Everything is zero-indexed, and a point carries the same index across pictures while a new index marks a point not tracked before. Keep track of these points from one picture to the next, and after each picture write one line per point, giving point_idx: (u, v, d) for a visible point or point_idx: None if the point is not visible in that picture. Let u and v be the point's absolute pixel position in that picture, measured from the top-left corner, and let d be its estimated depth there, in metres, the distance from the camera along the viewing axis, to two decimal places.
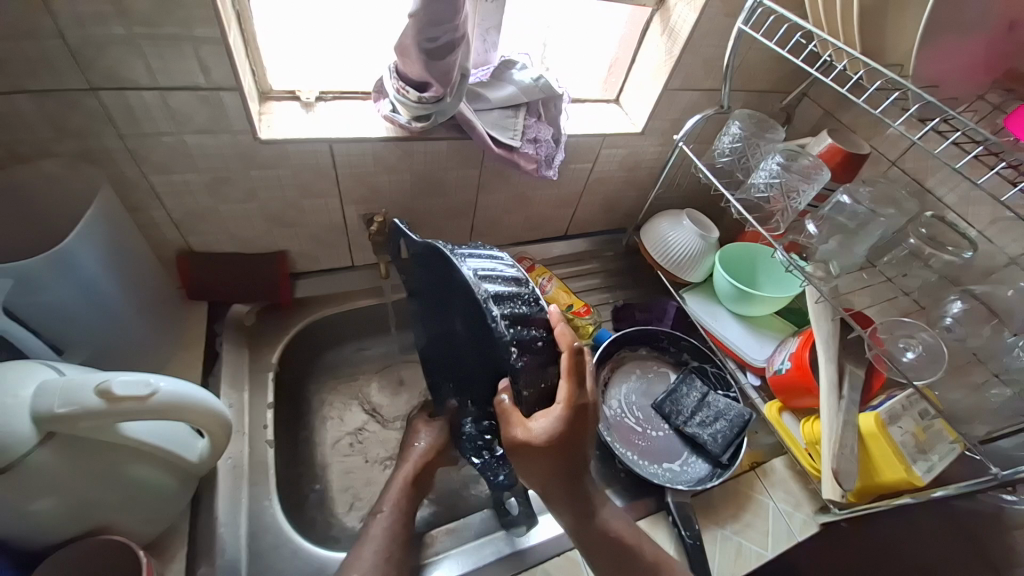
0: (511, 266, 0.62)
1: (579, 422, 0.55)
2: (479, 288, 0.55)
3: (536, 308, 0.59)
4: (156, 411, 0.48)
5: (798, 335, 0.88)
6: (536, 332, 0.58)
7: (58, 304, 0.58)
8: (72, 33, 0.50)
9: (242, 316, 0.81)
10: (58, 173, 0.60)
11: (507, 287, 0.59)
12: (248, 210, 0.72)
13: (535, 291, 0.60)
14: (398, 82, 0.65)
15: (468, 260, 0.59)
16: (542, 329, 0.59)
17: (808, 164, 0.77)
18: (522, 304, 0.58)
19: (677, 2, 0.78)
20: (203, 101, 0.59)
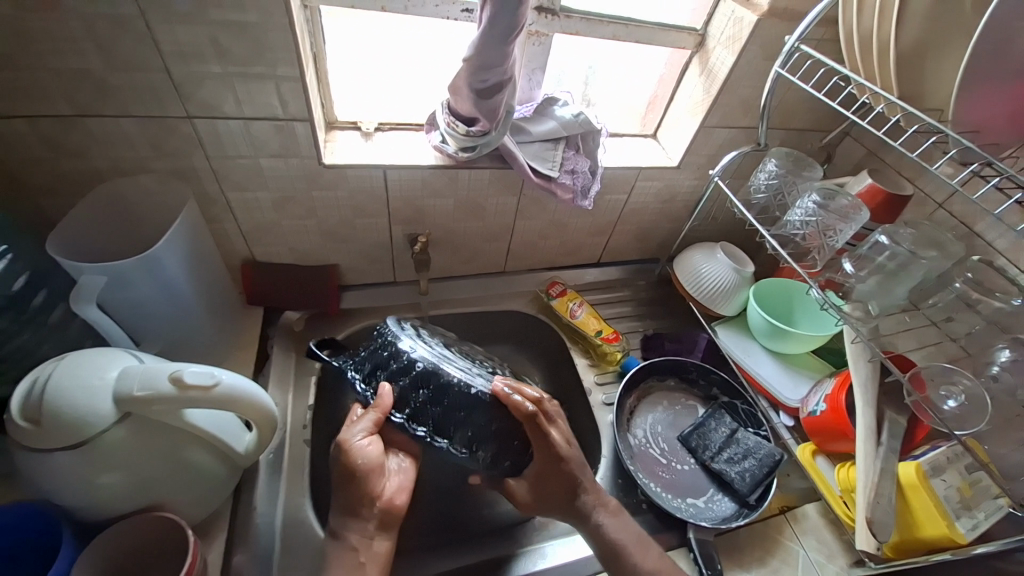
0: (434, 366, 0.65)
1: (551, 464, 0.65)
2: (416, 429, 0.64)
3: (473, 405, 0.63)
4: (215, 400, 0.53)
5: (834, 376, 0.86)
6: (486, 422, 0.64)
7: (140, 301, 0.66)
8: (177, 69, 0.58)
9: (292, 322, 0.87)
10: (151, 186, 0.69)
11: (437, 402, 0.64)
12: (307, 226, 0.80)
13: (461, 390, 0.64)
14: (449, 117, 0.71)
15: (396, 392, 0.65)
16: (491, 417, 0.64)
17: (847, 204, 0.77)
18: (459, 413, 0.64)
19: (716, 46, 0.81)
20: (279, 130, 0.66)
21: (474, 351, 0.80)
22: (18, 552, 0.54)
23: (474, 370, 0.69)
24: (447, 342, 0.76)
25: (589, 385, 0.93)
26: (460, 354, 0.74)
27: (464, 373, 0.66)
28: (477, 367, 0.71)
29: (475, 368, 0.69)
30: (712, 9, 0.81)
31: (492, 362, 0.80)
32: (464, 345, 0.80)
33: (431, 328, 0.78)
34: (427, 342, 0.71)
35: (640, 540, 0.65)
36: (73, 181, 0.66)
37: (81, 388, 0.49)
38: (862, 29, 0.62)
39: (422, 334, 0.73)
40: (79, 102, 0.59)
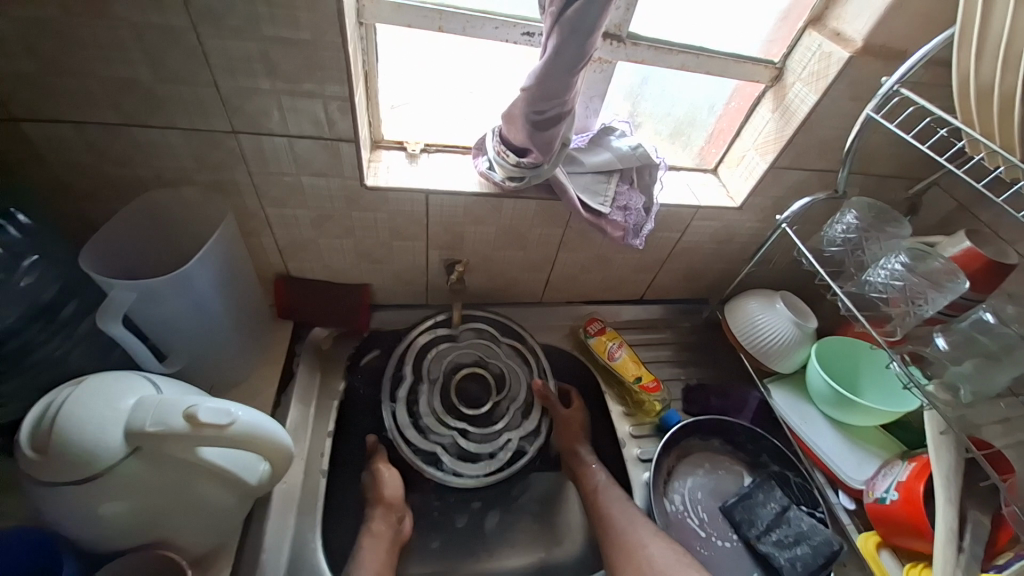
0: (407, 446, 0.78)
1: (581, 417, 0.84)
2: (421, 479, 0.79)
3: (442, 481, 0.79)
4: (229, 440, 0.50)
5: (909, 460, 0.76)
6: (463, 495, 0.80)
7: (170, 318, 0.64)
8: (226, 84, 0.57)
9: (320, 340, 0.84)
10: (192, 198, 0.68)
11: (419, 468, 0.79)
12: (343, 245, 0.77)
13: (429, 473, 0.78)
14: (500, 146, 0.67)
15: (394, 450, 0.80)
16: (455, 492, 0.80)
17: (939, 268, 0.69)
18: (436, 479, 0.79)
19: (795, 81, 0.74)
20: (324, 149, 0.64)
21: (486, 364, 0.87)
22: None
23: (445, 442, 0.80)
24: (443, 378, 0.84)
25: (624, 437, 0.86)
26: (451, 399, 0.83)
27: (429, 454, 0.79)
28: (453, 430, 0.81)
29: (447, 438, 0.80)
30: (795, 42, 0.73)
31: (507, 373, 0.87)
32: (485, 347, 0.89)
33: (442, 348, 0.87)
34: (409, 405, 0.81)
35: (615, 484, 0.77)
36: (117, 188, 0.66)
37: (95, 419, 0.47)
38: (978, 78, 0.55)
39: (414, 384, 0.83)
40: (127, 111, 0.58)
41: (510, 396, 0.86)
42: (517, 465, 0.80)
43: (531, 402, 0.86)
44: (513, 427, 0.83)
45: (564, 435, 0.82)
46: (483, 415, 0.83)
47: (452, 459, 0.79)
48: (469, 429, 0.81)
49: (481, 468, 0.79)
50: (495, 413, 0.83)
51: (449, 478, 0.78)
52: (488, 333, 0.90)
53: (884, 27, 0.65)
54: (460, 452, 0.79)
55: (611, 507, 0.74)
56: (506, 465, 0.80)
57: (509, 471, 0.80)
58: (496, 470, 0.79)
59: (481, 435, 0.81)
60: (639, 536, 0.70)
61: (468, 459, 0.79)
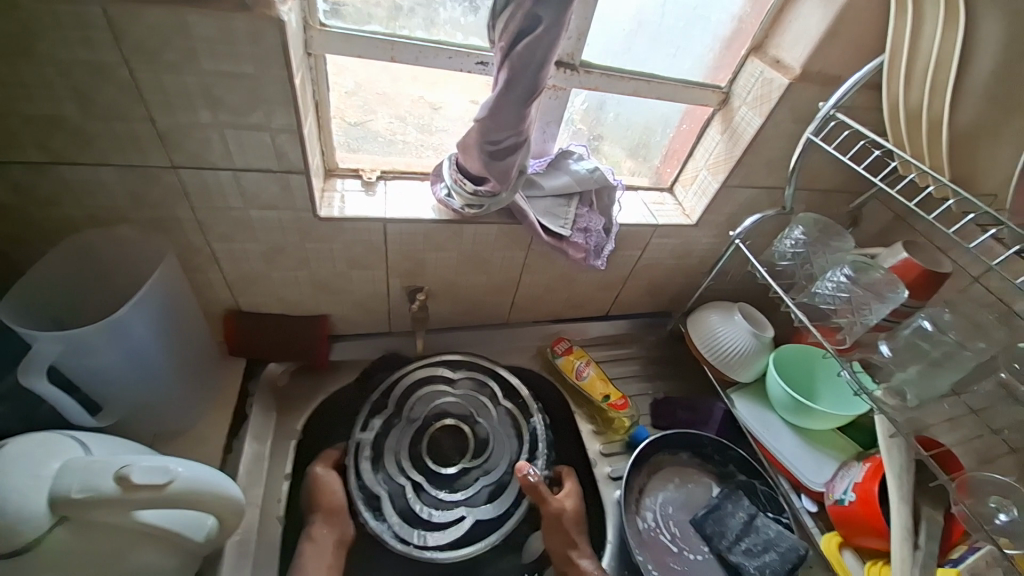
0: (356, 486, 0.72)
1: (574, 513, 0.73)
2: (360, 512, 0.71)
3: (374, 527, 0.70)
4: (168, 501, 0.47)
5: (863, 460, 0.80)
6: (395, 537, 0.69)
7: (105, 368, 0.60)
8: (164, 119, 0.54)
9: (276, 376, 0.81)
10: (130, 237, 0.63)
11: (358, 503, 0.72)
12: (298, 277, 0.74)
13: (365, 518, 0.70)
14: (456, 173, 0.66)
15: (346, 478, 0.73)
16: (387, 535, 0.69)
17: (880, 280, 0.73)
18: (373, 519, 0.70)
19: (741, 105, 0.78)
20: (273, 181, 0.61)
21: (473, 423, 0.81)
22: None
23: (395, 491, 0.73)
24: (421, 422, 0.79)
25: (595, 456, 0.86)
26: (420, 445, 0.77)
27: (372, 496, 0.72)
28: (408, 481, 0.74)
29: (399, 485, 0.73)
30: (739, 68, 0.77)
31: (490, 440, 0.79)
32: (478, 403, 0.82)
33: (433, 392, 0.82)
34: (378, 436, 0.77)
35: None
36: (44, 229, 0.61)
37: (13, 491, 0.43)
38: (908, 103, 0.59)
39: (386, 418, 0.79)
40: (55, 149, 0.54)
41: (485, 465, 0.77)
42: (456, 553, 0.69)
43: (510, 482, 0.76)
44: (472, 504, 0.74)
45: (554, 539, 0.71)
46: (450, 480, 0.75)
47: (394, 512, 0.71)
48: (424, 485, 0.74)
49: (415, 537, 0.70)
50: (463, 481, 0.75)
51: (380, 530, 0.70)
52: (487, 392, 0.84)
53: (818, 56, 0.69)
54: (403, 507, 0.72)
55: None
56: (446, 546, 0.70)
57: (443, 553, 0.69)
58: (427, 546, 0.69)
59: (434, 499, 0.73)
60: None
61: (408, 518, 0.71)
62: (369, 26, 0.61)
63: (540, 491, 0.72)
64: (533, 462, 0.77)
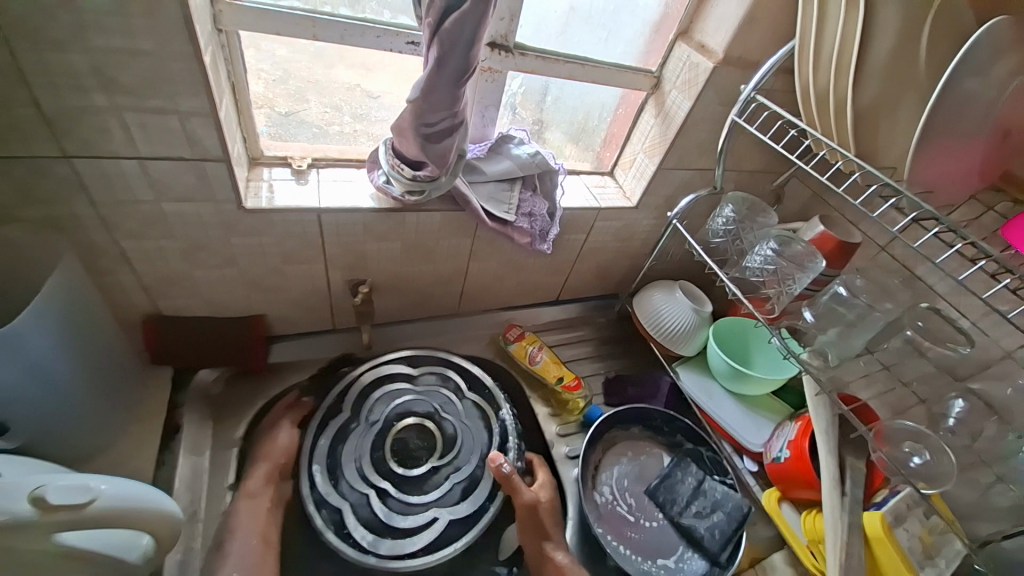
0: (311, 500, 0.68)
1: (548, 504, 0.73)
2: (312, 516, 0.67)
3: (336, 533, 0.66)
4: (90, 521, 0.44)
5: (795, 419, 0.87)
6: (354, 537, 0.66)
7: (6, 387, 0.53)
8: (49, 102, 0.48)
9: (208, 384, 0.75)
10: (20, 239, 0.56)
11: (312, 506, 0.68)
12: (226, 275, 0.69)
13: (323, 529, 0.66)
14: (393, 159, 0.64)
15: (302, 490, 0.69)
16: (347, 539, 0.66)
17: (801, 251, 0.79)
18: (332, 522, 0.67)
19: (672, 88, 0.81)
20: (188, 171, 0.56)
21: (439, 419, 0.78)
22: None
23: (357, 501, 0.68)
24: (382, 423, 0.76)
25: (551, 437, 0.87)
26: (383, 448, 0.73)
27: (332, 509, 0.68)
28: (371, 489, 0.70)
29: (362, 495, 0.69)
30: (667, 53, 0.80)
31: (459, 435, 0.77)
32: (443, 400, 0.80)
33: (394, 390, 0.79)
34: (335, 444, 0.73)
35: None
36: None
37: None
38: (816, 85, 0.64)
39: (342, 422, 0.75)
40: None
41: (456, 464, 0.74)
42: (434, 556, 0.67)
43: (483, 479, 0.73)
44: (445, 505, 0.70)
45: (530, 532, 0.70)
46: (418, 481, 0.71)
47: (359, 524, 0.67)
48: (391, 492, 0.70)
49: (387, 546, 0.66)
50: (432, 481, 0.72)
51: (345, 545, 0.65)
52: (449, 386, 0.82)
53: (738, 41, 0.73)
54: (367, 517, 0.68)
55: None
56: (420, 552, 0.66)
57: (417, 560, 0.66)
58: (399, 555, 0.66)
59: (402, 504, 0.69)
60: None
61: (377, 528, 0.67)
62: (286, 1, 0.57)
63: (514, 485, 0.71)
64: (504, 451, 0.76)
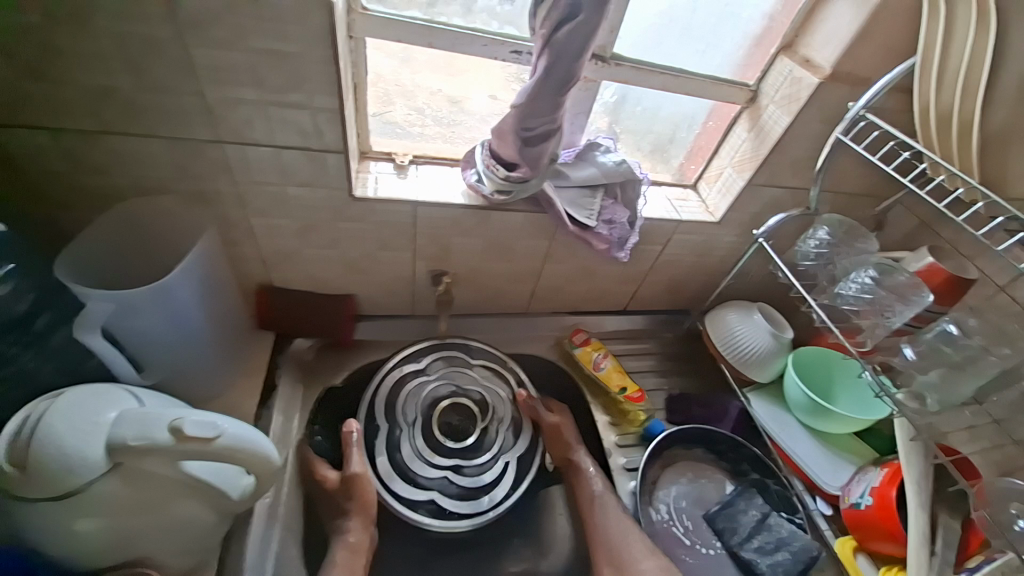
0: (400, 502, 0.76)
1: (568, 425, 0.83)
2: (409, 517, 0.75)
3: (444, 514, 0.77)
4: (213, 453, 0.51)
5: (881, 465, 0.80)
6: (460, 511, 0.77)
7: (152, 331, 0.63)
8: (213, 94, 0.56)
9: (302, 351, 0.84)
10: (173, 209, 0.66)
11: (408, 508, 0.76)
12: (328, 255, 0.76)
13: (427, 522, 0.76)
14: (489, 159, 0.68)
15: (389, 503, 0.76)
16: (457, 516, 0.77)
17: (905, 282, 0.74)
18: (432, 510, 0.77)
19: (769, 103, 0.78)
20: (310, 160, 0.64)
21: (465, 393, 0.87)
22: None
23: (442, 485, 0.78)
24: (420, 418, 0.83)
25: (610, 446, 0.87)
26: (434, 437, 0.82)
27: (426, 502, 0.77)
28: (446, 470, 0.79)
29: (441, 479, 0.79)
30: (768, 66, 0.77)
31: (488, 398, 0.87)
32: (460, 375, 0.88)
33: (411, 384, 0.85)
34: (392, 454, 0.79)
35: (612, 494, 0.78)
36: (92, 197, 0.64)
37: (73, 436, 0.48)
38: (939, 104, 0.64)
39: (389, 432, 0.81)
40: (109, 119, 0.57)
41: (496, 419, 0.86)
42: (523, 487, 0.81)
43: (520, 420, 0.86)
44: (506, 449, 0.84)
45: (556, 446, 0.82)
46: (476, 445, 0.83)
47: (454, 500, 0.78)
48: (462, 464, 0.80)
49: (487, 502, 0.79)
50: (487, 439, 0.84)
51: (458, 522, 0.77)
52: (457, 360, 0.90)
53: (849, 57, 0.69)
54: (457, 491, 0.78)
55: (603, 517, 0.76)
56: (509, 489, 0.80)
57: (512, 497, 0.80)
58: (497, 503, 0.79)
59: (477, 466, 0.81)
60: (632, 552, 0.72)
61: (470, 494, 0.79)
62: (408, 11, 0.63)
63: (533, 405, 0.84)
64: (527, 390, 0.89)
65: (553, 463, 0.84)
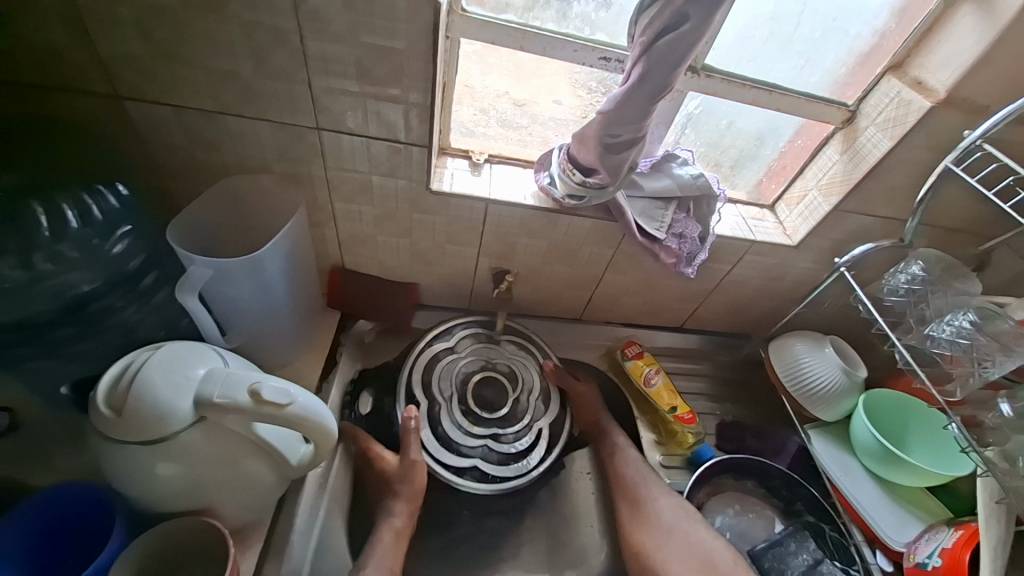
0: (447, 472, 0.78)
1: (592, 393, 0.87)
2: (455, 484, 0.78)
3: (486, 479, 0.79)
4: (285, 419, 0.54)
5: (956, 527, 0.73)
6: (501, 473, 0.80)
7: (239, 298, 0.68)
8: (319, 83, 0.60)
9: (363, 332, 0.87)
10: (269, 187, 0.71)
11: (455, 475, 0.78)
12: (399, 244, 0.80)
13: (473, 485, 0.78)
14: (566, 163, 0.68)
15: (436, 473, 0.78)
16: (499, 479, 0.80)
17: (1011, 331, 0.67)
18: (477, 475, 0.79)
19: (868, 125, 0.73)
20: (397, 152, 0.67)
21: (494, 366, 0.87)
22: (37, 558, 0.57)
23: (483, 453, 0.80)
24: (456, 393, 0.84)
25: (654, 465, 0.85)
26: (470, 410, 0.83)
27: (470, 468, 0.79)
28: (485, 439, 0.81)
29: (481, 448, 0.81)
30: (871, 86, 0.73)
31: (516, 368, 0.88)
32: (486, 351, 0.88)
33: (444, 362, 0.85)
34: (433, 429, 0.80)
35: (632, 446, 0.83)
36: (201, 171, 0.70)
37: (166, 387, 0.52)
38: None
39: (429, 409, 0.82)
40: (227, 101, 0.62)
41: (525, 389, 0.87)
42: (557, 450, 0.84)
43: (548, 389, 0.88)
44: (538, 416, 0.85)
45: (582, 411, 0.86)
46: (509, 413, 0.84)
47: (494, 464, 0.80)
48: (499, 432, 0.82)
49: (525, 465, 0.81)
50: (519, 408, 0.85)
51: (502, 484, 0.79)
52: (483, 336, 0.90)
53: (969, 81, 0.64)
54: (498, 457, 0.81)
55: (624, 464, 0.81)
56: (543, 451, 0.83)
57: (547, 459, 0.83)
58: (534, 464, 0.82)
59: (513, 433, 0.83)
60: (648, 489, 0.78)
61: (508, 459, 0.81)
62: (505, 14, 0.65)
63: (557, 372, 0.88)
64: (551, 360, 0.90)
65: (578, 429, 0.87)
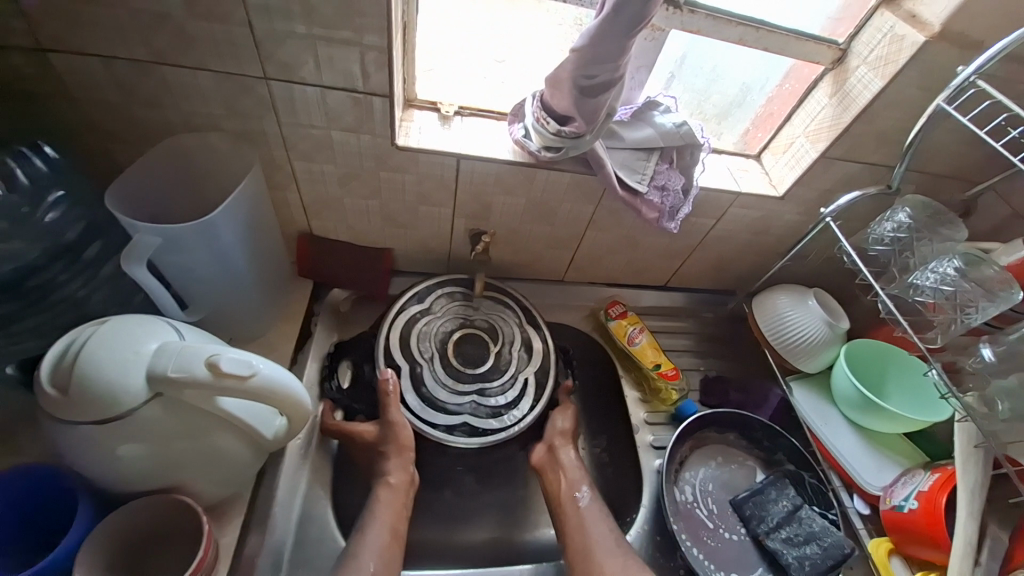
0: (437, 428, 0.76)
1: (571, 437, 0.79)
2: (448, 439, 0.75)
3: (479, 432, 0.76)
4: (249, 391, 0.52)
5: (931, 471, 0.74)
6: (495, 424, 0.78)
7: (194, 267, 0.64)
8: (262, 25, 0.54)
9: (338, 301, 0.84)
10: (220, 147, 0.66)
11: (446, 432, 0.76)
12: (368, 206, 0.75)
13: (466, 438, 0.76)
14: (539, 111, 0.64)
15: (425, 431, 0.75)
16: (493, 430, 0.77)
17: (994, 275, 0.66)
18: (468, 429, 0.77)
19: (860, 63, 0.69)
20: (357, 103, 0.61)
21: (472, 323, 0.84)
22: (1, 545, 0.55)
23: (471, 408, 0.78)
24: (437, 353, 0.81)
25: (637, 422, 0.85)
26: (453, 367, 0.80)
27: (461, 424, 0.77)
28: (471, 394, 0.79)
29: (469, 403, 0.78)
30: (864, 21, 0.68)
31: (495, 322, 0.85)
32: (463, 309, 0.85)
33: (421, 324, 0.82)
34: (417, 389, 0.78)
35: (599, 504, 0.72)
36: (143, 131, 0.64)
37: (114, 364, 0.49)
38: None
39: (411, 371, 0.79)
40: (158, 48, 0.55)
41: (507, 341, 0.84)
42: (547, 396, 0.81)
43: (530, 339, 0.85)
44: (523, 366, 0.83)
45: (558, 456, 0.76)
46: (493, 368, 0.82)
47: (486, 417, 0.78)
48: (486, 386, 0.80)
49: (518, 414, 0.79)
50: (503, 361, 0.82)
51: (498, 434, 0.77)
52: (459, 295, 0.86)
53: (967, 11, 0.60)
54: (488, 410, 0.78)
55: (592, 524, 0.69)
56: (532, 400, 0.80)
57: (538, 407, 0.80)
58: (527, 413, 0.79)
59: (500, 385, 0.80)
60: (612, 558, 0.66)
61: (499, 410, 0.79)
62: None
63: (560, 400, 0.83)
64: (529, 310, 0.87)
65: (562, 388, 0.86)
